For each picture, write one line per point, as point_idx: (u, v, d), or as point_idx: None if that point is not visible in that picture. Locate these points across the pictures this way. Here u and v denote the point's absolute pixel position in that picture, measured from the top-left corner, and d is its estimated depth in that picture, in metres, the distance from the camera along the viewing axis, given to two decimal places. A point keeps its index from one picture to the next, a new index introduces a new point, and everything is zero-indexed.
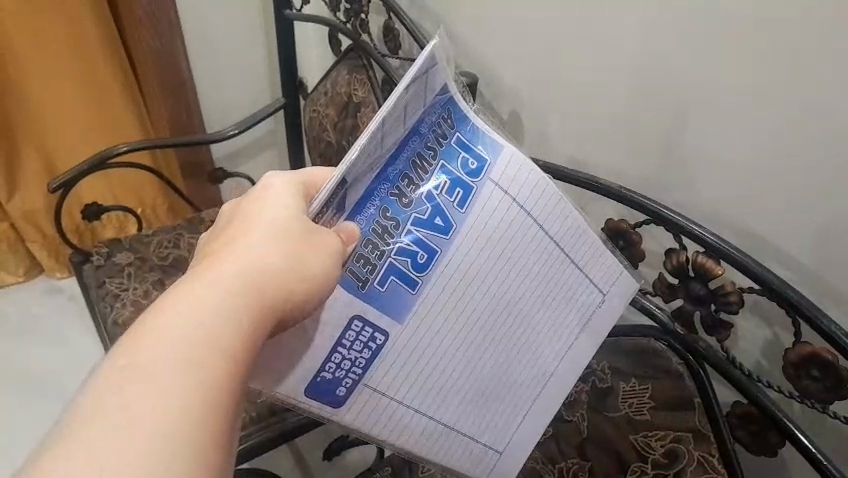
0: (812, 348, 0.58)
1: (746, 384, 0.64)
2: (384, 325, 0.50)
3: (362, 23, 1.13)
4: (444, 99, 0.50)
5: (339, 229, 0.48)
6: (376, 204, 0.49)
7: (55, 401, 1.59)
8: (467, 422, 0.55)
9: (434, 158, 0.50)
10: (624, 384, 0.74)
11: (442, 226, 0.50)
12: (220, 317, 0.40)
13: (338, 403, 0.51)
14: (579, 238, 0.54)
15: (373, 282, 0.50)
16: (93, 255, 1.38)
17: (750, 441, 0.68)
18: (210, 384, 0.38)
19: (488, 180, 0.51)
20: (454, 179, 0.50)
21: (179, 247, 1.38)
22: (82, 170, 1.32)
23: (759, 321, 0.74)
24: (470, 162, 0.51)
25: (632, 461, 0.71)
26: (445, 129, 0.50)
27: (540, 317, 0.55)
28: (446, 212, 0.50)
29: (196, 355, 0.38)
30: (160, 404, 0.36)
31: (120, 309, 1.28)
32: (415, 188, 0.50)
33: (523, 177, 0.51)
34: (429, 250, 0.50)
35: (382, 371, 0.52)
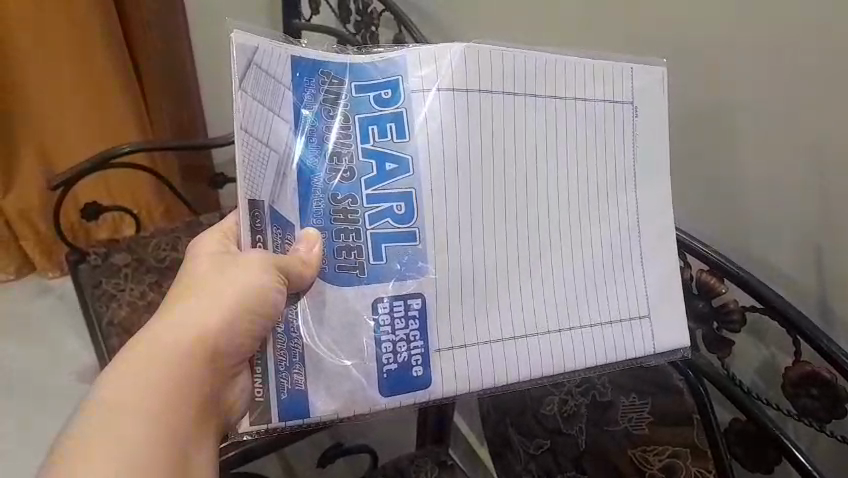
0: (812, 368, 0.59)
1: (745, 401, 0.66)
2: (412, 286, 0.46)
3: (371, 35, 1.15)
4: (301, 65, 0.44)
5: (297, 244, 0.45)
6: (323, 190, 0.45)
7: (42, 401, 1.58)
8: (593, 321, 0.48)
9: (347, 118, 0.45)
10: (624, 399, 0.72)
11: (398, 170, 0.46)
12: (156, 346, 0.41)
13: (426, 383, 0.46)
14: (568, 82, 0.47)
15: (368, 261, 0.46)
16: (90, 254, 1.38)
17: (746, 456, 0.69)
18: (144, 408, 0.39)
19: (414, 94, 0.45)
20: (377, 121, 0.45)
21: (176, 250, 1.38)
22: (84, 169, 1.32)
23: (757, 342, 0.76)
24: (383, 94, 0.45)
25: (630, 473, 0.74)
26: (332, 87, 0.45)
27: (579, 184, 0.48)
28: (386, 153, 0.46)
29: (130, 384, 0.39)
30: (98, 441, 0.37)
31: (116, 310, 1.28)
32: (346, 151, 0.45)
33: (460, 72, 0.45)
34: (401, 199, 0.46)
35: (438, 324, 0.46)
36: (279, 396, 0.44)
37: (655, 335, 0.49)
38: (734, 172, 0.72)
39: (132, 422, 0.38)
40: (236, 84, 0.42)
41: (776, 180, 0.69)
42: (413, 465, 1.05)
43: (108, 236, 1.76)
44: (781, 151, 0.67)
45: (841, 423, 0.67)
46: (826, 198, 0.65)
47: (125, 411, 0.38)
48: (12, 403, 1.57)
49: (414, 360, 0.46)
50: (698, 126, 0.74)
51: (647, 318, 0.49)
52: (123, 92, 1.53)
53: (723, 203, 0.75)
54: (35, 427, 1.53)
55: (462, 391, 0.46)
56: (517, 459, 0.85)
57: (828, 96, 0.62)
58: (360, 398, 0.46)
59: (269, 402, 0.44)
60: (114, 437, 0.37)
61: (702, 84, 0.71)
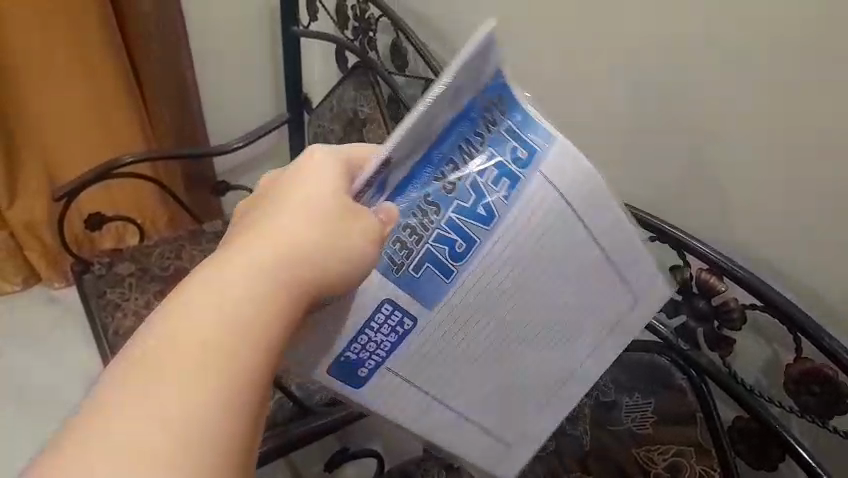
0: (813, 365, 0.60)
1: (747, 398, 0.66)
2: (414, 310, 0.49)
3: (370, 41, 1.16)
4: (497, 79, 0.47)
5: (377, 211, 0.47)
6: (420, 188, 0.48)
7: (49, 411, 1.59)
8: (492, 416, 0.53)
9: (481, 147, 0.48)
10: (627, 399, 0.73)
11: (484, 216, 0.48)
12: (224, 299, 0.39)
13: (358, 384, 0.50)
14: (616, 245, 0.50)
15: (409, 268, 0.48)
16: (94, 265, 1.38)
17: (750, 454, 0.69)
18: (237, 377, 0.37)
19: (539, 174, 0.47)
20: (500, 168, 0.47)
21: (180, 258, 1.39)
22: (89, 179, 1.33)
23: (759, 340, 0.76)
24: (520, 152, 0.47)
25: (635, 474, 0.72)
26: (494, 114, 0.47)
27: (564, 316, 0.51)
28: (490, 202, 0.47)
29: (196, 340, 0.37)
30: (186, 403, 0.35)
31: (121, 320, 1.28)
32: (461, 174, 0.48)
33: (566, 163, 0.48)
34: (467, 239, 0.48)
35: (422, 341, 0.50)
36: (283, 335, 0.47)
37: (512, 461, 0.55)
38: (724, 175, 0.71)
39: (197, 381, 0.36)
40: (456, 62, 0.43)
41: (767, 182, 0.68)
42: (419, 468, 1.06)
43: (112, 245, 1.77)
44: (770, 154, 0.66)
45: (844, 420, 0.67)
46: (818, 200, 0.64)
47: (212, 370, 0.37)
48: (19, 414, 1.58)
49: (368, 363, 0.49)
50: (691, 129, 0.73)
51: (507, 449, 0.55)
52: (126, 103, 1.56)
53: None
54: (43, 436, 1.54)
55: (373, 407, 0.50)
56: None
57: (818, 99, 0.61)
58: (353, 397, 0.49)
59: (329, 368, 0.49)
60: (176, 399, 0.35)
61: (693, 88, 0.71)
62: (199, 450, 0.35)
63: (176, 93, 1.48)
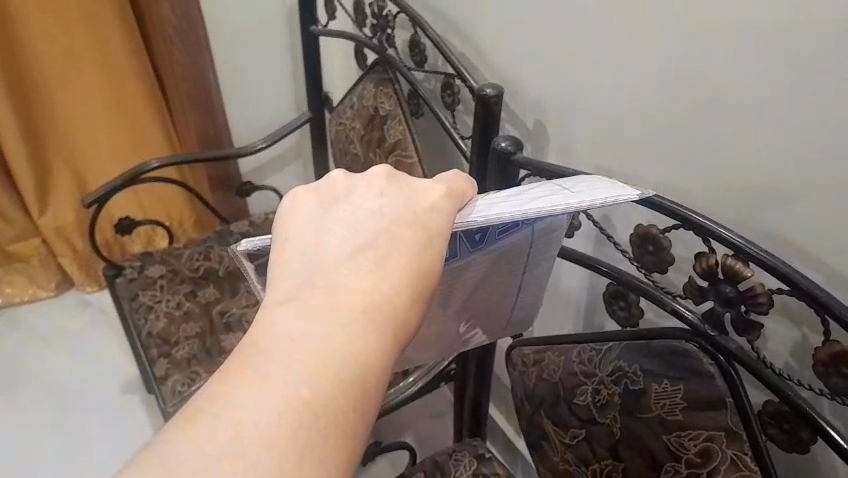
0: (842, 347, 0.59)
1: (776, 382, 0.66)
2: None
3: (388, 38, 1.17)
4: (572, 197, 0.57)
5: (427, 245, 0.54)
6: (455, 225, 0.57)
7: (87, 410, 1.63)
8: (413, 357, 0.75)
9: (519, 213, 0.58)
10: (656, 386, 0.74)
11: (478, 239, 0.62)
12: (348, 352, 0.44)
13: None
14: (526, 296, 0.73)
15: None
16: (126, 267, 1.41)
17: (782, 439, 0.69)
18: (344, 422, 0.42)
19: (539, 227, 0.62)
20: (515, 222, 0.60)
21: (209, 260, 1.42)
22: (116, 186, 1.36)
23: (788, 323, 0.76)
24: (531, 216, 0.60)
25: (666, 461, 0.74)
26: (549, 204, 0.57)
27: (475, 322, 0.73)
28: (487, 233, 0.61)
29: (321, 387, 0.43)
30: (299, 431, 0.41)
31: (154, 321, 1.31)
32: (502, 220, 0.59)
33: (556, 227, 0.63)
34: (455, 251, 0.62)
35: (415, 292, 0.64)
36: None
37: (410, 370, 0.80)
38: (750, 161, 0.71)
39: (317, 423, 0.41)
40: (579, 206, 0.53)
41: (794, 167, 0.67)
42: (451, 459, 1.07)
43: (142, 248, 1.82)
44: (799, 138, 0.66)
45: None
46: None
47: (323, 409, 0.42)
48: (59, 413, 1.62)
49: None
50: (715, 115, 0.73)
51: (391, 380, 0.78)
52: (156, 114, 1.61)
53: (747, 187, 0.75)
54: (80, 435, 1.58)
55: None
56: (551, 448, 0.88)
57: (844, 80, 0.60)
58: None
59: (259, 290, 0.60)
60: (300, 433, 0.41)
61: (719, 75, 0.70)
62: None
63: (202, 103, 1.51)
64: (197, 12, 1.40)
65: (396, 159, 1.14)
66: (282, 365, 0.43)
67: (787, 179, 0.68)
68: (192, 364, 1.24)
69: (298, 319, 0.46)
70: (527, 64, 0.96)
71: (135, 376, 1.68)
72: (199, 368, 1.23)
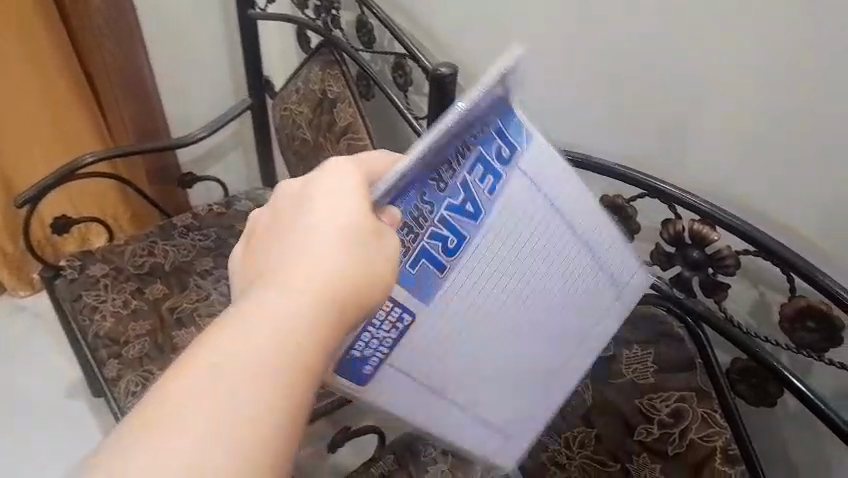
0: (807, 302, 0.63)
1: (744, 340, 0.68)
2: (414, 306, 0.51)
3: (333, 19, 1.14)
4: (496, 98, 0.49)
5: (381, 216, 0.47)
6: (417, 191, 0.48)
7: (29, 419, 1.55)
8: (497, 433, 0.60)
9: (474, 145, 0.49)
10: (626, 352, 0.77)
11: (472, 212, 0.51)
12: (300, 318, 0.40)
13: (364, 380, 0.51)
14: None
15: (406, 265, 0.50)
16: (65, 268, 1.35)
17: (750, 394, 0.72)
18: (294, 392, 0.39)
19: (517, 170, 0.52)
20: (490, 168, 0.51)
21: (154, 255, 1.37)
22: (50, 182, 1.29)
23: (746, 283, 0.79)
24: (503, 149, 0.51)
25: (639, 423, 0.75)
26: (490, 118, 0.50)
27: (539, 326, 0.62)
28: (476, 197, 0.51)
29: (266, 357, 0.39)
30: (245, 412, 0.37)
31: (100, 322, 1.26)
32: (454, 172, 0.49)
33: (550, 160, 0.54)
34: (458, 235, 0.51)
35: (410, 340, 0.52)
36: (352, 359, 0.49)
37: (506, 468, 0.61)
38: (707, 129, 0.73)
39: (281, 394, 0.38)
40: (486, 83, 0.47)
41: (751, 133, 0.69)
42: (420, 440, 1.07)
43: (77, 247, 1.74)
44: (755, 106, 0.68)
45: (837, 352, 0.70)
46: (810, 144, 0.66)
47: (266, 380, 0.38)
48: None
49: (371, 360, 0.51)
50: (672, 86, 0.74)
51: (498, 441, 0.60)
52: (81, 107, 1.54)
53: None
54: (24, 446, 1.50)
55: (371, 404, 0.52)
56: None
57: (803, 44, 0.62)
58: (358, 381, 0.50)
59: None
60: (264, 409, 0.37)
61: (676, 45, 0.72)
62: (276, 458, 0.37)
63: (137, 94, 1.45)
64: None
65: (346, 143, 1.12)
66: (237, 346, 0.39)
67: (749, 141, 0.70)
68: (144, 363, 1.19)
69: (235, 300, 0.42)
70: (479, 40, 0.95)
71: (78, 381, 1.60)
72: (152, 367, 1.19)
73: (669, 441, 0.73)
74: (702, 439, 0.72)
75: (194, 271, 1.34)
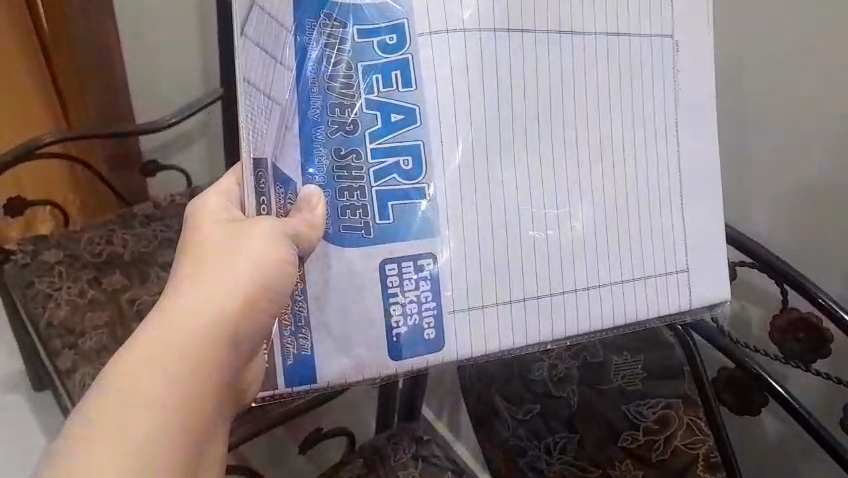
0: (800, 314, 0.66)
1: (732, 349, 0.70)
2: (425, 250, 0.47)
3: None
4: (305, 7, 0.45)
5: (302, 197, 0.46)
6: (326, 145, 0.46)
7: None
8: (652, 262, 0.51)
9: (345, 62, 0.46)
10: (616, 358, 0.77)
11: (404, 120, 0.46)
12: (198, 306, 0.44)
13: (438, 345, 0.48)
14: None
15: (374, 219, 0.47)
16: (16, 253, 1.28)
17: (735, 403, 0.75)
18: (180, 370, 0.42)
19: (419, 37, 0.46)
20: (380, 68, 0.46)
21: (113, 244, 1.30)
22: (8, 161, 1.23)
23: (728, 295, 0.80)
24: (388, 39, 0.46)
25: (625, 429, 0.77)
26: (335, 31, 0.45)
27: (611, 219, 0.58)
28: (392, 101, 0.46)
29: (155, 342, 0.42)
30: (134, 391, 0.40)
31: (54, 310, 1.20)
32: (346, 103, 0.46)
33: (438, 4, 0.46)
34: (410, 152, 0.47)
35: (451, 294, 0.48)
36: (396, 336, 0.48)
37: (692, 292, 0.51)
38: None
39: (178, 362, 0.42)
40: (240, 32, 0.45)
41: None
42: (390, 443, 1.06)
43: (20, 233, 1.64)
44: None
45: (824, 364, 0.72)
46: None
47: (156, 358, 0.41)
48: None
49: (428, 325, 0.48)
50: None
51: (687, 273, 0.51)
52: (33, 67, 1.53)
53: None
54: None
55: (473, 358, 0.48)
56: (503, 425, 0.88)
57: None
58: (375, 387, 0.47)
59: (275, 366, 0.48)
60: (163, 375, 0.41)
61: None
62: (183, 417, 0.41)
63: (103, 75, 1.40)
64: None
65: None
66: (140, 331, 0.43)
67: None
68: (102, 356, 1.15)
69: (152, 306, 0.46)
70: None
71: (19, 374, 1.52)
72: (110, 360, 1.14)
73: (653, 448, 0.76)
74: (686, 446, 0.74)
75: (156, 263, 1.28)
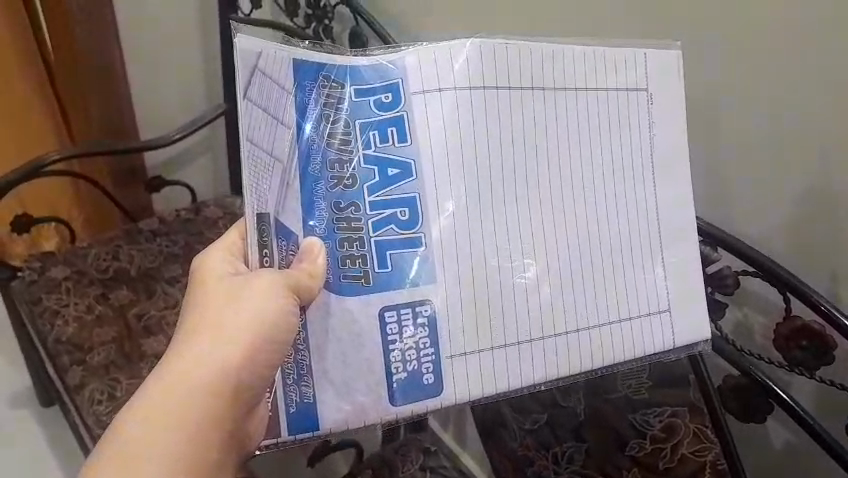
0: (803, 322, 0.67)
1: (737, 357, 0.71)
2: (420, 295, 0.47)
3: (325, 29, 1.18)
4: (303, 70, 0.45)
5: (301, 249, 0.46)
6: (326, 199, 0.46)
7: None
8: (635, 301, 0.50)
9: (345, 123, 0.46)
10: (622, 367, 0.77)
11: (400, 175, 0.47)
12: (201, 357, 0.44)
13: (437, 391, 0.47)
14: None
15: (374, 269, 0.46)
16: (23, 270, 1.29)
17: (741, 411, 0.76)
18: (187, 419, 0.42)
19: (414, 96, 0.46)
20: (378, 126, 0.46)
21: (119, 259, 1.31)
22: (14, 178, 1.24)
23: (730, 303, 0.81)
24: (384, 97, 0.46)
25: (631, 438, 0.78)
26: (333, 91, 0.45)
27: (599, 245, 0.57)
28: (390, 158, 0.46)
29: (168, 387, 0.43)
30: (144, 435, 0.41)
31: (62, 327, 1.21)
32: (346, 160, 0.46)
33: (431, 63, 0.46)
34: (406, 205, 0.47)
35: (450, 336, 0.47)
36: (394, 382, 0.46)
37: (673, 331, 0.51)
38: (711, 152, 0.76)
39: (178, 416, 0.42)
40: (241, 94, 0.44)
41: None
42: (397, 454, 1.06)
43: (25, 251, 1.65)
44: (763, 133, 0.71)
45: (828, 370, 0.73)
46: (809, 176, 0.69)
47: (171, 406, 0.42)
48: None
49: (427, 368, 0.47)
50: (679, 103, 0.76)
51: (666, 313, 0.51)
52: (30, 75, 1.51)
53: (705, 178, 0.78)
54: None
55: (471, 400, 0.47)
56: (510, 435, 0.89)
57: (813, 80, 0.66)
58: (382, 403, 0.46)
59: (279, 413, 0.47)
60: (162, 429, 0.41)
61: None
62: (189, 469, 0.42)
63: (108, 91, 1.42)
64: None
65: None
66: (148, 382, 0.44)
67: (754, 168, 0.73)
68: (111, 371, 1.15)
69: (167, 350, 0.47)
70: None
71: (27, 392, 1.52)
72: (119, 374, 1.15)
73: (660, 456, 0.77)
74: (693, 453, 0.75)
75: (162, 278, 1.28)
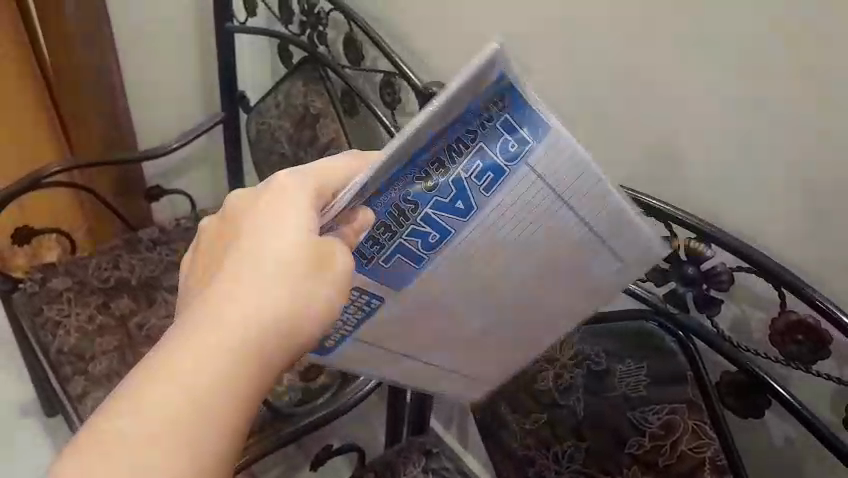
0: (798, 316, 0.67)
1: (733, 353, 0.72)
2: (381, 292, 0.60)
3: (319, 35, 1.17)
4: (498, 87, 0.48)
5: (356, 215, 0.53)
6: (399, 192, 0.53)
7: None
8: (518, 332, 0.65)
9: (471, 144, 0.51)
10: (620, 366, 0.78)
11: (462, 210, 0.54)
12: (230, 333, 0.43)
13: (327, 351, 0.64)
14: None
15: (379, 259, 0.57)
16: (25, 281, 1.29)
17: (739, 406, 0.76)
18: (212, 399, 0.42)
19: (526, 169, 0.51)
20: (488, 163, 0.51)
21: (120, 269, 1.32)
22: (14, 191, 1.25)
23: (726, 300, 0.81)
24: (510, 145, 0.50)
25: (631, 436, 0.78)
26: (495, 109, 0.49)
27: None
28: (469, 192, 0.53)
29: (193, 367, 0.42)
30: (167, 414, 0.40)
31: (64, 337, 1.21)
32: (443, 171, 0.52)
33: (569, 149, 0.50)
34: (443, 230, 0.55)
35: (373, 323, 0.62)
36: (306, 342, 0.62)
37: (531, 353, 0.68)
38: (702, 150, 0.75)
39: (205, 399, 0.41)
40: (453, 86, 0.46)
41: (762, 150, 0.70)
42: (399, 457, 1.07)
43: (26, 261, 1.66)
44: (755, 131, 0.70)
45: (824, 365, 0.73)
46: (788, 177, 0.68)
47: (195, 385, 0.41)
48: None
49: (334, 337, 0.63)
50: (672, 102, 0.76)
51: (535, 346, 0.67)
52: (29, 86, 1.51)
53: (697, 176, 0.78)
54: None
55: (342, 365, 0.66)
56: (511, 436, 0.89)
57: None
58: None
59: None
60: (177, 412, 0.40)
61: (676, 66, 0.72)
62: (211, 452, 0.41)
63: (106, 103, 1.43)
64: (101, 6, 1.33)
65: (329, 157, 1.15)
66: (167, 349, 0.43)
67: (738, 168, 0.72)
68: (113, 380, 1.16)
69: (185, 311, 0.45)
70: (464, 51, 0.97)
71: (30, 401, 1.53)
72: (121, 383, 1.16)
73: (660, 452, 0.77)
74: (692, 450, 0.75)
75: (162, 287, 1.29)
